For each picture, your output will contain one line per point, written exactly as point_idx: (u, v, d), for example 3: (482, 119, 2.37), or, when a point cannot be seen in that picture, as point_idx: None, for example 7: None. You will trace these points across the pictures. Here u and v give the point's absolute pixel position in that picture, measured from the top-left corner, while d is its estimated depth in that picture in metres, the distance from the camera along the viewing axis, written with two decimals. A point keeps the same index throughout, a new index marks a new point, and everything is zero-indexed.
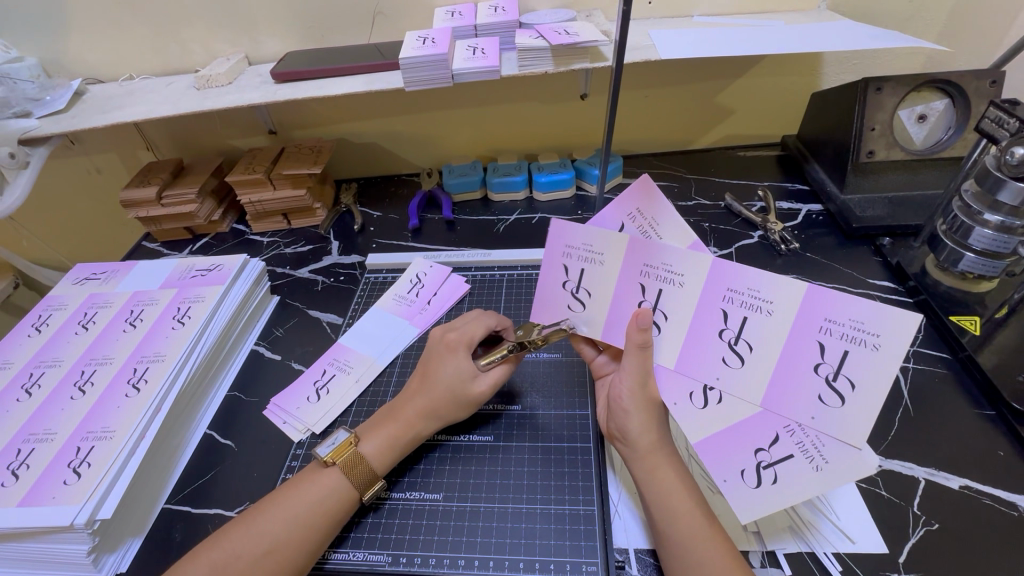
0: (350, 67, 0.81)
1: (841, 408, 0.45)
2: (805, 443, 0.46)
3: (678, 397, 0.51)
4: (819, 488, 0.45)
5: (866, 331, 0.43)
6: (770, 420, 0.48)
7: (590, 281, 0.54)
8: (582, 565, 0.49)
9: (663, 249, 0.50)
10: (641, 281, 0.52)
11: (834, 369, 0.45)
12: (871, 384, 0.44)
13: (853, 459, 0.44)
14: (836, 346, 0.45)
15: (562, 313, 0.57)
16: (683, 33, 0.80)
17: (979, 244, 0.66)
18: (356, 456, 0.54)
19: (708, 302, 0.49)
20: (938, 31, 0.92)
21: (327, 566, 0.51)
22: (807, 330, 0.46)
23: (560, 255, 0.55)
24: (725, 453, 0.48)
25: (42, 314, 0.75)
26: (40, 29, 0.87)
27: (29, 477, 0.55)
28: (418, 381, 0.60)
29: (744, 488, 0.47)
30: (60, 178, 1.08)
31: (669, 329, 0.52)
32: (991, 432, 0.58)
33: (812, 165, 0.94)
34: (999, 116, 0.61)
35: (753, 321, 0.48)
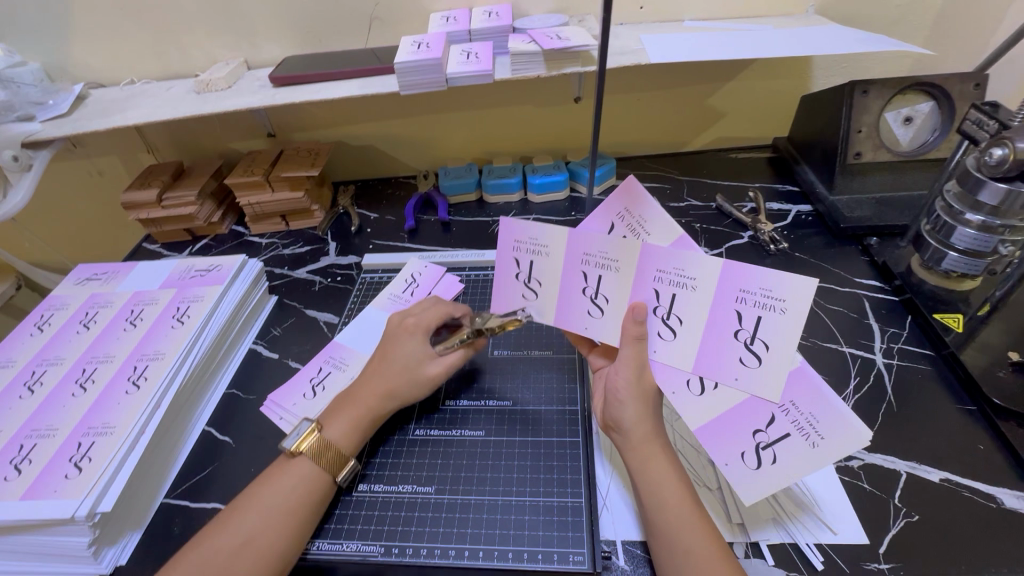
0: (347, 71, 0.83)
1: (760, 368, 0.48)
2: (801, 421, 0.47)
3: (675, 385, 0.52)
4: (817, 465, 0.46)
5: (773, 297, 0.45)
6: (758, 407, 0.49)
7: (540, 272, 0.55)
8: (569, 555, 0.51)
9: (595, 238, 0.51)
10: (582, 269, 0.53)
11: (750, 334, 0.47)
12: (783, 345, 0.46)
13: (849, 433, 0.45)
14: (751, 313, 0.47)
15: (517, 303, 0.59)
16: (674, 37, 0.82)
17: (962, 243, 0.67)
18: (322, 443, 0.55)
19: (640, 282, 0.51)
20: (925, 34, 0.94)
21: (309, 557, 0.53)
22: (725, 301, 0.48)
23: (510, 250, 0.56)
24: (722, 439, 0.50)
25: (44, 314, 0.77)
26: (43, 35, 0.88)
27: (31, 471, 0.56)
28: (372, 365, 0.61)
29: (744, 469, 0.49)
30: (62, 180, 1.10)
31: (611, 311, 0.53)
32: (971, 427, 0.59)
33: (802, 166, 0.95)
34: (979, 119, 0.63)
35: (681, 297, 0.49)
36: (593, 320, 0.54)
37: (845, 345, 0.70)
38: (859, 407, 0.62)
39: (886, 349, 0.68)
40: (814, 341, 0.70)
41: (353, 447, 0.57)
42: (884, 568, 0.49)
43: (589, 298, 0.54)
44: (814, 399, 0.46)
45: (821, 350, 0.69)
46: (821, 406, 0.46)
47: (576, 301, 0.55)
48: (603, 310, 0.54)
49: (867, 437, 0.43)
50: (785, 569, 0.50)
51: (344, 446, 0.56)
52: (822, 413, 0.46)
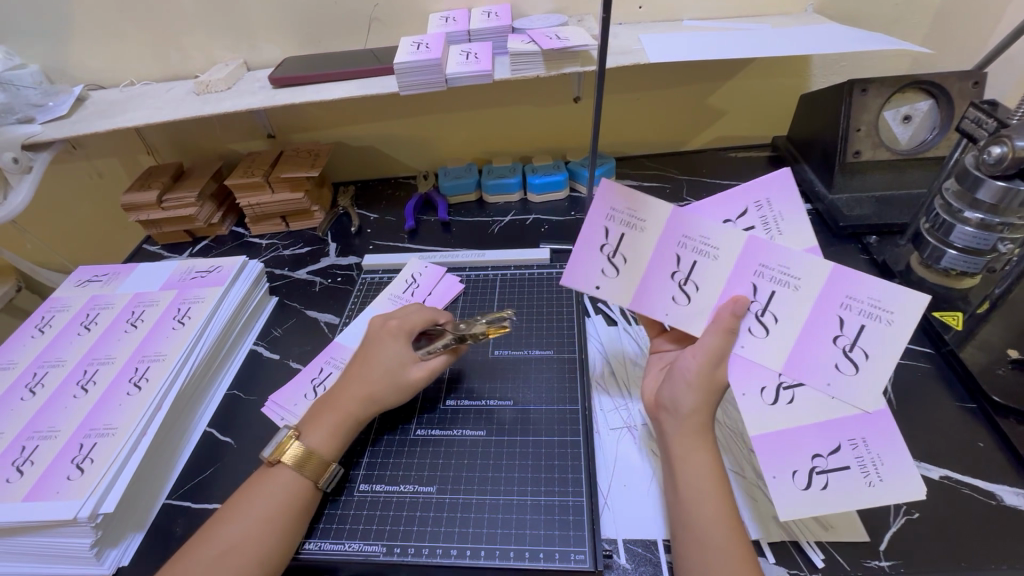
0: (346, 71, 0.83)
1: (852, 376, 0.49)
2: (865, 458, 0.47)
3: (748, 388, 0.51)
4: (872, 500, 0.46)
5: (882, 307, 0.48)
6: (833, 431, 0.49)
7: (630, 247, 0.56)
8: (570, 554, 0.51)
9: (702, 222, 0.53)
10: (677, 251, 0.54)
11: (850, 340, 0.49)
12: (884, 356, 0.48)
13: (910, 482, 0.45)
14: (853, 320, 0.49)
15: (594, 280, 0.58)
16: (672, 37, 0.82)
17: (961, 241, 0.68)
18: (302, 450, 0.54)
19: (739, 274, 0.52)
20: (924, 33, 0.94)
21: (303, 555, 0.53)
22: (830, 305, 0.50)
23: (603, 219, 0.56)
24: (781, 455, 0.49)
25: (45, 315, 0.77)
26: (43, 37, 0.89)
27: (33, 472, 0.56)
28: (352, 367, 0.61)
29: (792, 488, 0.47)
30: (63, 182, 1.10)
31: (699, 299, 0.54)
32: (971, 424, 0.59)
33: (802, 165, 0.96)
34: (978, 117, 0.63)
35: (781, 295, 0.51)
36: (675, 307, 0.55)
37: None
38: None
39: None
40: None
41: (334, 453, 0.56)
42: (885, 565, 0.49)
43: (678, 282, 0.55)
44: (888, 441, 0.47)
45: None
46: (891, 449, 0.47)
47: (661, 284, 0.55)
48: (688, 296, 0.55)
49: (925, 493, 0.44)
50: (786, 567, 0.50)
51: (326, 453, 0.55)
52: (889, 455, 0.47)
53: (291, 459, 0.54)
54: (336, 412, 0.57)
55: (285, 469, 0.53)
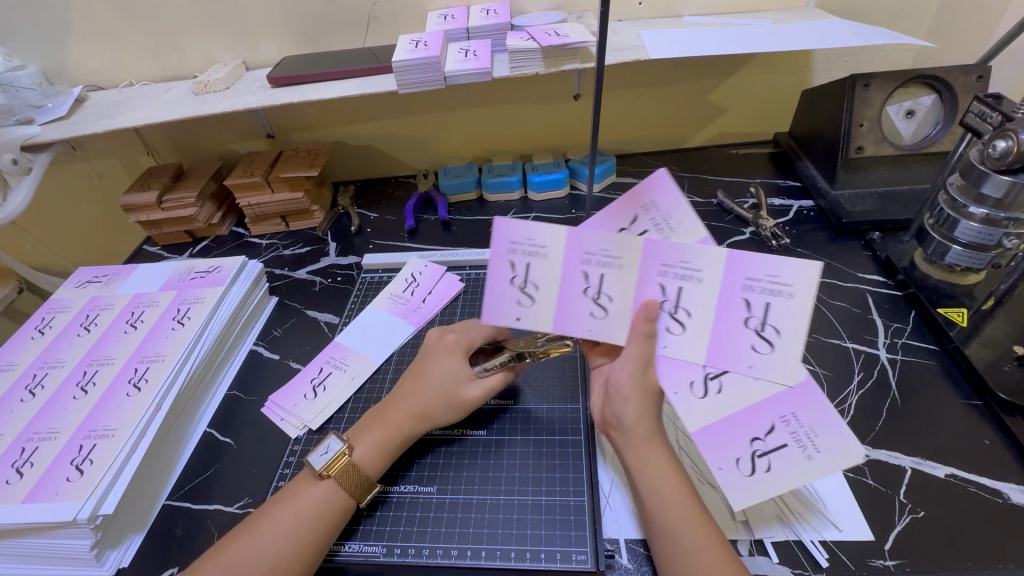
0: (345, 70, 0.82)
1: (773, 353, 0.46)
2: (800, 432, 0.46)
3: (677, 386, 0.49)
4: (812, 475, 0.45)
5: (780, 282, 0.45)
6: (767, 410, 0.47)
7: (539, 274, 0.49)
8: (572, 554, 0.50)
9: (599, 234, 0.47)
10: (583, 269, 0.48)
11: (761, 320, 0.46)
12: (794, 329, 0.45)
13: (844, 446, 0.44)
14: (758, 301, 0.46)
15: (510, 313, 0.51)
16: (673, 33, 0.81)
17: (965, 237, 0.67)
18: (348, 465, 0.54)
19: (645, 278, 0.48)
20: (927, 26, 0.93)
21: (338, 558, 0.52)
22: (732, 290, 0.46)
23: (504, 252, 0.49)
24: (720, 443, 0.48)
25: (45, 317, 0.77)
26: (42, 38, 0.88)
27: (32, 474, 0.56)
28: (408, 382, 0.60)
29: (738, 477, 0.46)
30: (63, 183, 1.10)
31: (616, 310, 0.49)
32: (977, 422, 0.59)
33: (804, 162, 0.95)
34: (983, 111, 0.62)
35: (688, 290, 0.47)
36: (596, 322, 0.50)
37: (848, 340, 0.69)
38: (863, 403, 0.62)
39: (890, 344, 0.68)
40: (817, 337, 0.70)
41: (377, 469, 0.55)
42: (890, 564, 0.49)
43: (592, 298, 0.49)
44: (816, 411, 0.46)
45: (824, 346, 0.69)
46: (819, 418, 0.46)
47: (577, 304, 0.50)
48: (606, 310, 0.49)
49: (864, 455, 0.43)
50: (789, 567, 0.50)
51: (369, 469, 0.55)
52: (820, 424, 0.46)
53: (337, 475, 0.53)
54: (386, 427, 0.57)
55: (331, 485, 0.53)
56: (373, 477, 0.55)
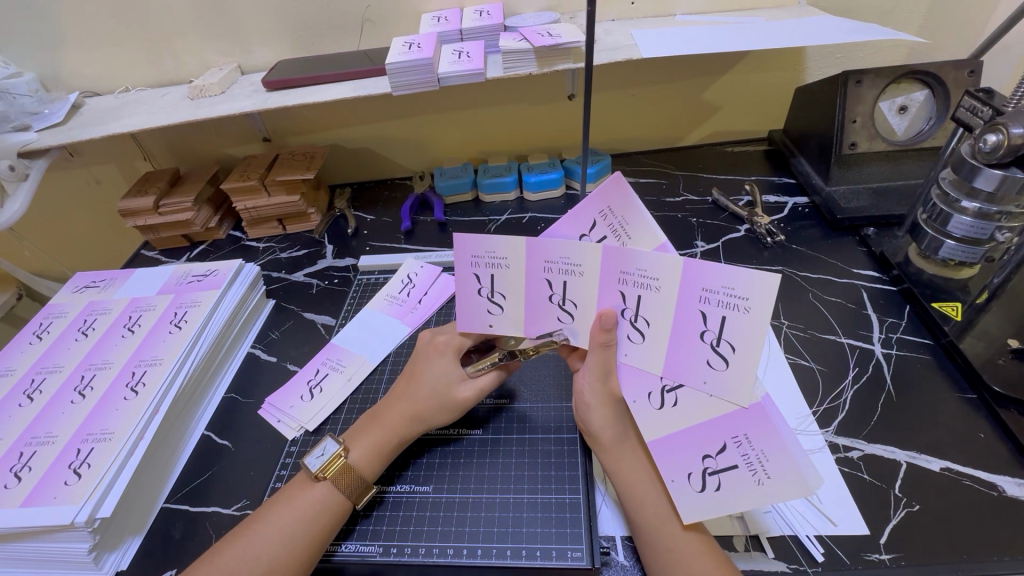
0: (340, 73, 0.83)
1: (727, 370, 0.46)
2: (751, 455, 0.46)
3: (636, 394, 0.51)
4: (760, 500, 0.45)
5: (737, 296, 0.43)
6: (720, 429, 0.47)
7: (503, 285, 0.53)
8: (567, 551, 0.51)
9: (556, 245, 0.49)
10: (545, 277, 0.51)
11: (717, 334, 0.45)
12: (749, 344, 0.44)
13: (797, 476, 0.44)
14: (715, 313, 0.45)
15: (484, 319, 0.56)
16: (665, 32, 0.82)
17: (958, 231, 0.67)
18: (344, 467, 0.54)
19: (606, 285, 0.48)
20: (919, 22, 0.93)
21: (335, 558, 0.52)
22: (689, 300, 0.45)
23: (469, 266, 0.53)
24: (676, 455, 0.49)
25: (43, 322, 0.77)
26: (38, 45, 0.89)
27: (30, 478, 0.56)
28: (402, 384, 0.60)
29: (689, 491, 0.48)
30: (61, 190, 1.10)
31: (581, 314, 0.51)
32: (973, 416, 0.59)
33: (798, 159, 0.95)
34: (974, 105, 0.63)
35: (647, 298, 0.47)
36: (565, 325, 0.53)
37: (843, 336, 0.69)
38: (858, 398, 0.62)
39: (885, 339, 0.68)
40: (811, 333, 0.70)
41: (372, 472, 0.55)
42: (885, 558, 0.49)
43: (558, 305, 0.52)
44: (767, 435, 0.45)
45: (819, 341, 0.69)
46: (773, 444, 0.45)
47: (544, 309, 0.53)
48: (572, 314, 0.52)
49: (816, 488, 0.43)
50: (786, 563, 0.50)
51: (365, 470, 0.55)
52: (772, 449, 0.45)
53: (334, 476, 0.53)
54: (379, 429, 0.57)
55: (328, 486, 0.53)
56: (370, 478, 0.55)
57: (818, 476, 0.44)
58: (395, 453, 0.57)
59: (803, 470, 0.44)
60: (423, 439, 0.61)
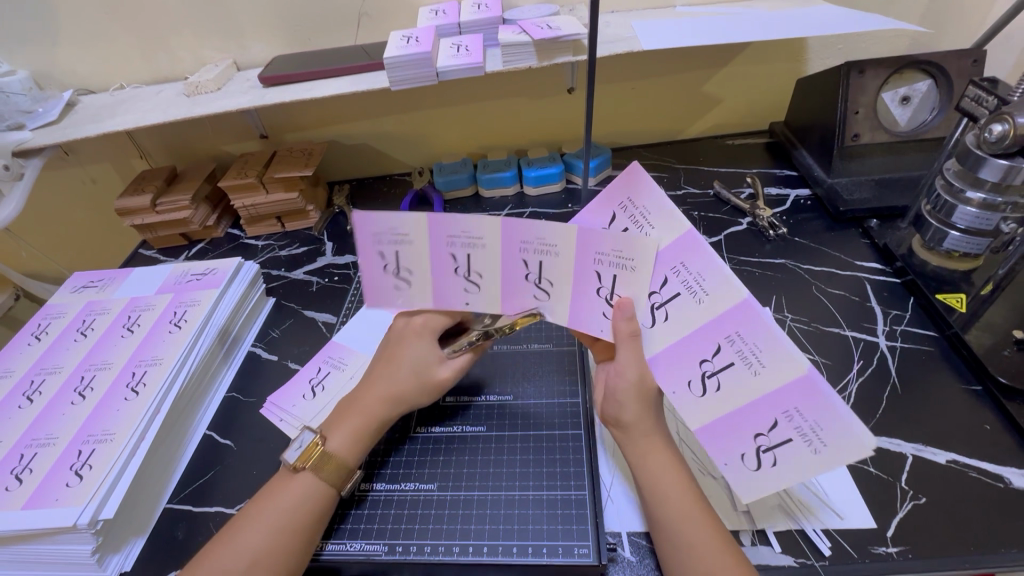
0: (337, 69, 0.82)
1: (651, 326, 0.49)
2: (804, 427, 0.42)
3: (677, 385, 0.49)
4: (821, 468, 0.42)
5: (701, 285, 0.44)
6: (767, 405, 0.44)
7: (408, 261, 0.50)
8: (573, 548, 0.50)
9: (455, 219, 0.46)
10: (449, 251, 0.49)
11: (663, 300, 0.47)
12: (682, 322, 0.47)
13: (853, 441, 0.40)
14: (674, 287, 0.46)
15: (392, 296, 0.53)
16: (667, 23, 0.80)
17: (963, 222, 0.66)
18: (324, 455, 0.53)
19: (509, 255, 0.48)
20: (922, 12, 0.92)
21: (323, 557, 0.52)
22: (585, 262, 0.47)
23: (371, 243, 0.49)
24: (725, 438, 0.47)
25: (41, 323, 0.76)
26: (30, 42, 0.88)
27: (32, 481, 0.56)
28: (379, 368, 0.58)
29: (744, 471, 0.46)
30: (56, 189, 1.09)
31: (486, 285, 0.51)
32: (979, 407, 0.59)
33: (799, 150, 0.94)
34: (978, 95, 0.62)
35: (548, 263, 0.48)
36: (471, 296, 0.52)
37: (847, 328, 0.69)
38: (863, 390, 0.62)
39: (889, 332, 0.68)
40: (815, 326, 0.70)
41: (355, 457, 0.55)
42: (892, 551, 0.49)
43: (463, 276, 0.51)
44: (818, 406, 0.41)
45: (823, 334, 0.69)
46: (826, 414, 0.40)
47: (450, 282, 0.51)
48: (477, 284, 0.51)
49: (871, 448, 0.38)
50: (794, 557, 0.49)
51: (348, 457, 0.54)
52: (826, 419, 0.41)
53: (314, 465, 0.52)
54: (357, 417, 0.56)
55: (308, 475, 0.52)
56: (353, 464, 0.54)
57: (874, 443, 0.38)
58: (374, 439, 0.57)
59: (859, 439, 0.39)
60: (402, 421, 0.62)
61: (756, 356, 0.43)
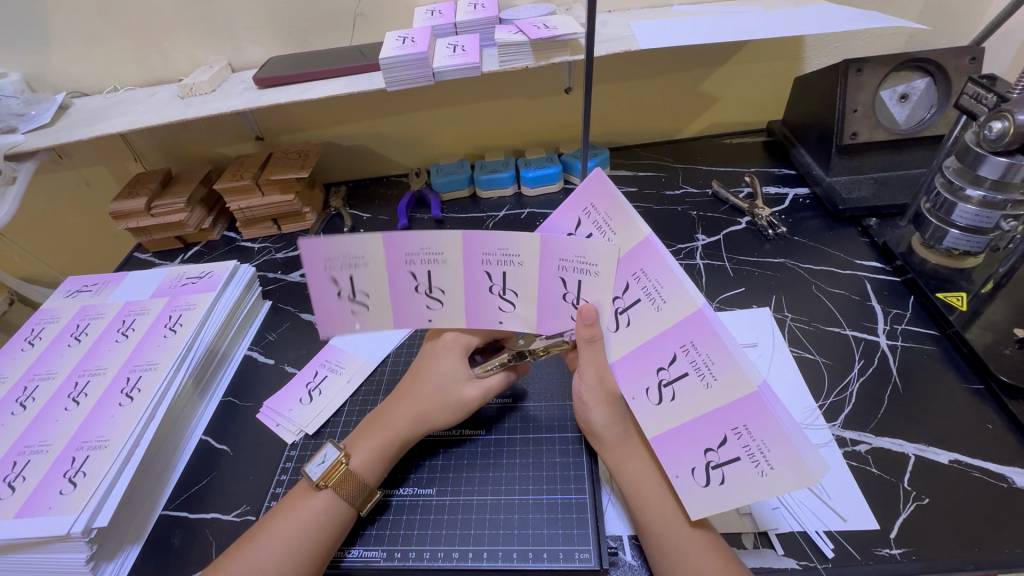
0: (332, 69, 0.81)
1: (615, 332, 0.49)
2: (752, 446, 0.41)
3: (635, 391, 0.48)
4: (766, 492, 0.41)
5: (659, 293, 0.44)
6: (717, 420, 0.43)
7: (364, 283, 0.49)
8: (575, 552, 0.50)
9: (413, 237, 0.46)
10: (408, 269, 0.49)
11: (625, 305, 0.47)
12: (641, 330, 0.46)
13: (798, 464, 0.38)
14: (634, 293, 0.46)
15: (348, 321, 0.52)
16: (664, 22, 0.80)
17: (963, 220, 0.66)
18: (347, 474, 0.52)
19: (470, 269, 0.48)
20: (919, 10, 0.92)
21: (340, 565, 0.51)
22: (549, 269, 0.47)
23: (323, 269, 0.48)
24: (676, 450, 0.46)
25: (35, 328, 0.76)
26: (22, 44, 0.87)
27: (25, 488, 0.55)
28: (406, 384, 0.59)
29: (693, 486, 0.45)
30: (50, 192, 1.08)
31: (450, 300, 0.51)
32: (981, 407, 0.58)
33: (798, 149, 0.94)
34: (978, 92, 0.62)
35: (511, 273, 0.48)
36: (434, 313, 0.52)
37: (848, 328, 0.69)
38: (864, 390, 0.61)
39: (890, 331, 0.67)
40: (815, 325, 0.69)
41: (377, 476, 0.54)
42: (896, 552, 0.48)
43: (425, 293, 0.50)
44: (766, 425, 0.40)
45: (823, 334, 0.68)
46: (773, 435, 0.39)
47: (411, 301, 0.51)
48: (440, 300, 0.51)
49: (819, 477, 0.37)
50: (796, 559, 0.49)
51: (368, 477, 0.53)
52: (773, 440, 0.39)
53: (336, 484, 0.51)
54: (381, 435, 0.56)
55: (329, 495, 0.51)
56: (373, 483, 0.54)
57: (822, 463, 0.37)
58: (397, 457, 0.56)
59: (807, 459, 0.38)
60: (426, 440, 0.60)
61: (710, 369, 0.42)
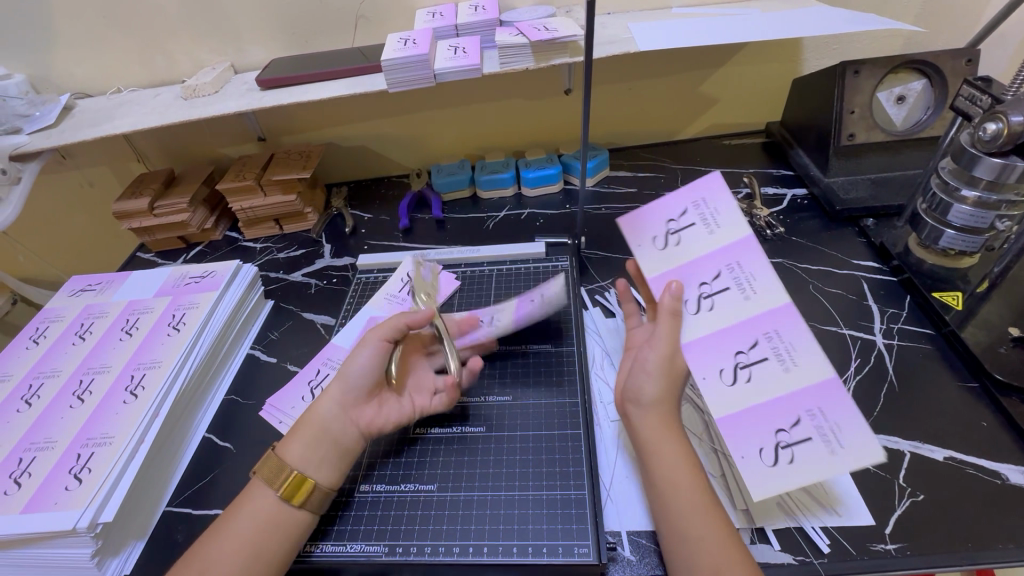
0: (334, 71, 0.82)
1: (693, 314, 0.51)
2: (824, 427, 0.45)
3: (706, 371, 0.49)
4: (832, 470, 0.44)
5: (751, 285, 0.49)
6: (794, 403, 0.46)
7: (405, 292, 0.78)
8: (573, 547, 0.50)
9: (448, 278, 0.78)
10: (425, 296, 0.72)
11: (712, 291, 0.51)
12: (723, 315, 0.50)
13: (865, 445, 0.44)
14: (724, 281, 0.50)
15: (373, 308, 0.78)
16: (664, 24, 0.81)
17: (958, 220, 0.67)
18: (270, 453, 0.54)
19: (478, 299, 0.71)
20: (916, 12, 0.92)
21: (309, 559, 0.52)
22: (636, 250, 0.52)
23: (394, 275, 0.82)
24: (747, 429, 0.47)
25: (39, 327, 0.76)
26: (28, 47, 0.88)
27: (30, 484, 0.56)
28: None
29: (759, 465, 0.46)
30: (53, 192, 1.09)
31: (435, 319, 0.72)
32: (976, 405, 0.59)
33: (796, 151, 0.95)
34: (973, 94, 0.63)
35: None
36: None
37: (845, 327, 0.69)
38: (860, 388, 0.62)
39: (886, 330, 0.68)
40: (813, 324, 0.70)
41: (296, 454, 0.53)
42: (891, 548, 0.49)
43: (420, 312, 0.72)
44: (845, 408, 0.45)
45: (821, 333, 0.69)
46: (848, 415, 0.45)
47: None
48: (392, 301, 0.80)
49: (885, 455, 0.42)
50: (792, 555, 0.49)
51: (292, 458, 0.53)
52: (846, 421, 0.45)
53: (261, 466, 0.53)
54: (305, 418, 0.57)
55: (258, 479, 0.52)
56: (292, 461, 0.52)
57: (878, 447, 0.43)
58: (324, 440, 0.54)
59: (871, 442, 0.43)
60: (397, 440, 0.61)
61: (791, 356, 0.47)
